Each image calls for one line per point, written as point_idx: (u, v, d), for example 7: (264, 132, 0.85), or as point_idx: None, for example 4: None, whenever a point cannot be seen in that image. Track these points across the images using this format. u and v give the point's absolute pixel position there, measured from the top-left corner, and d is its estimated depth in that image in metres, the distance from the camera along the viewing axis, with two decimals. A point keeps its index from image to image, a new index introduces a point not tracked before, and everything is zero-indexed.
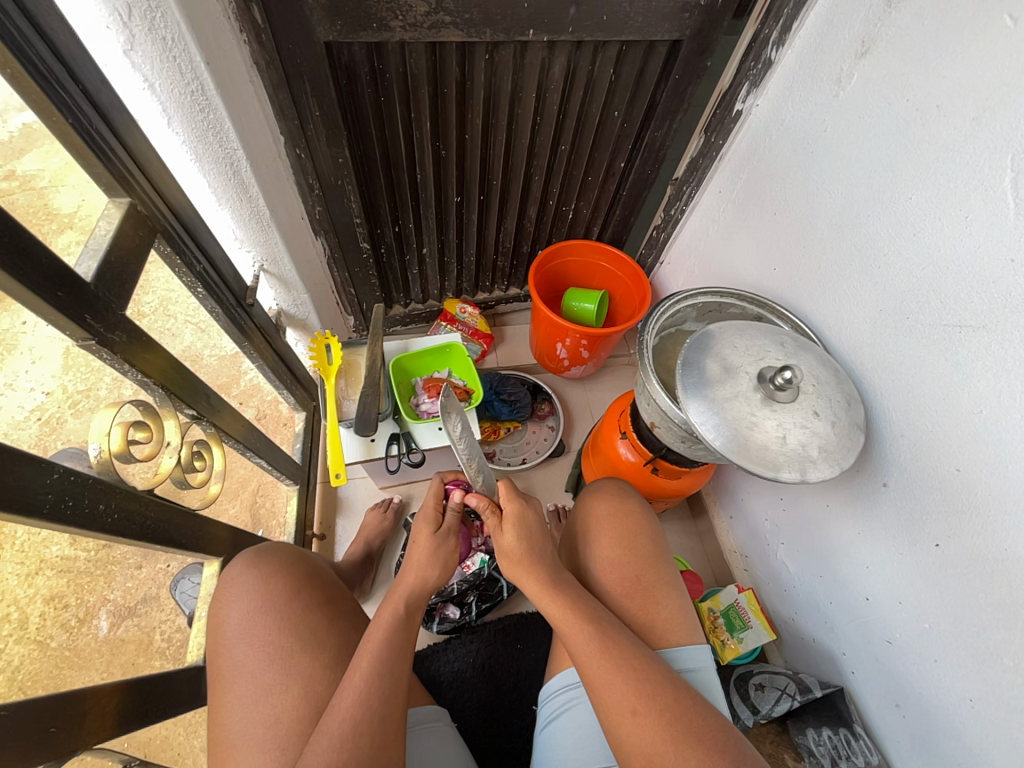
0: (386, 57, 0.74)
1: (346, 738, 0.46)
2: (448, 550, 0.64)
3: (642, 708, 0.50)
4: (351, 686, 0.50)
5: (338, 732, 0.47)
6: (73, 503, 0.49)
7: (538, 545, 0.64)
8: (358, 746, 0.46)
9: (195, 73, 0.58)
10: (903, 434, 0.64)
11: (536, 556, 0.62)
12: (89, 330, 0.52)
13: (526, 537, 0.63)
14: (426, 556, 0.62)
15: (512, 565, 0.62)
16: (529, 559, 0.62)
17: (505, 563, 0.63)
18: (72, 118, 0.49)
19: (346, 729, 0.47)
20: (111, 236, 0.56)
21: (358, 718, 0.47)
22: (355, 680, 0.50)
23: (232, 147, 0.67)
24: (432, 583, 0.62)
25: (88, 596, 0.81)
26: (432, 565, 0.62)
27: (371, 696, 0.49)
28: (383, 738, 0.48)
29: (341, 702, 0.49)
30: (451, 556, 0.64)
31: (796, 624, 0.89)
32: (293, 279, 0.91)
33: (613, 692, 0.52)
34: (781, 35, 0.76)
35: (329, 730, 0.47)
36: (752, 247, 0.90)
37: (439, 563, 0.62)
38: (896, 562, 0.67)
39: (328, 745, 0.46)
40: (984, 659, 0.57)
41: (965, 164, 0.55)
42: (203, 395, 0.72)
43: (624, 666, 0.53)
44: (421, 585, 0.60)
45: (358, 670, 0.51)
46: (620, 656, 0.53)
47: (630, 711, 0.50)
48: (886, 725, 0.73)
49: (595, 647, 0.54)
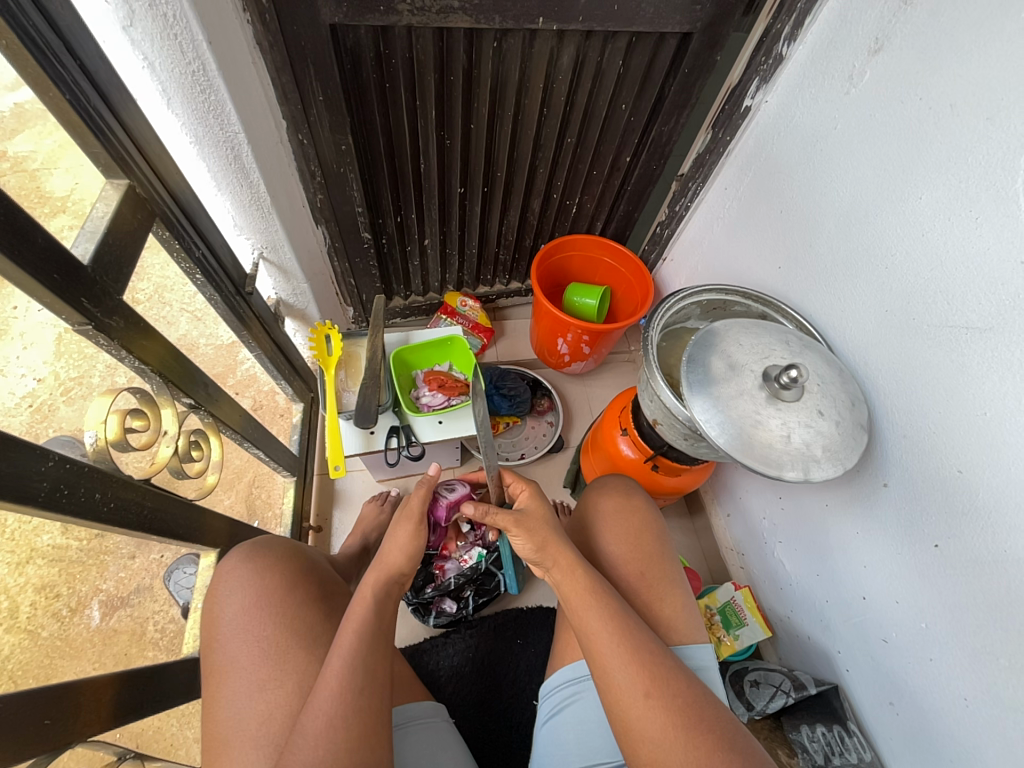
0: (392, 41, 0.72)
1: (320, 737, 0.46)
2: (416, 531, 0.63)
3: (655, 691, 0.50)
4: (323, 684, 0.49)
5: (310, 730, 0.46)
6: (69, 491, 0.48)
7: (554, 530, 0.63)
8: (334, 745, 0.46)
9: (197, 51, 0.56)
10: (904, 434, 0.64)
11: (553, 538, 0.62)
12: (86, 314, 0.51)
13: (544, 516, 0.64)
14: (398, 543, 0.62)
15: (536, 548, 0.61)
16: (548, 539, 0.61)
17: (529, 548, 0.62)
18: (69, 95, 0.48)
19: (318, 727, 0.46)
20: (108, 219, 0.55)
21: (332, 715, 0.47)
22: (328, 678, 0.49)
23: (233, 130, 0.65)
24: (395, 565, 0.60)
25: (81, 586, 0.76)
26: (401, 549, 0.61)
27: (345, 695, 0.48)
28: (364, 735, 0.47)
29: (314, 701, 0.48)
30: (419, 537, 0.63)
31: (791, 620, 0.89)
32: (292, 267, 0.90)
33: (625, 673, 0.51)
34: (793, 30, 0.75)
35: (306, 730, 0.46)
36: (757, 245, 0.89)
37: (405, 548, 0.61)
38: (894, 562, 0.67)
39: (303, 744, 0.45)
40: (979, 659, 0.58)
41: (977, 163, 0.55)
42: (200, 384, 0.70)
43: (639, 649, 0.53)
44: (384, 570, 0.60)
45: (331, 668, 0.50)
46: (635, 639, 0.53)
47: (643, 692, 0.50)
48: (879, 721, 0.73)
49: (613, 629, 0.54)
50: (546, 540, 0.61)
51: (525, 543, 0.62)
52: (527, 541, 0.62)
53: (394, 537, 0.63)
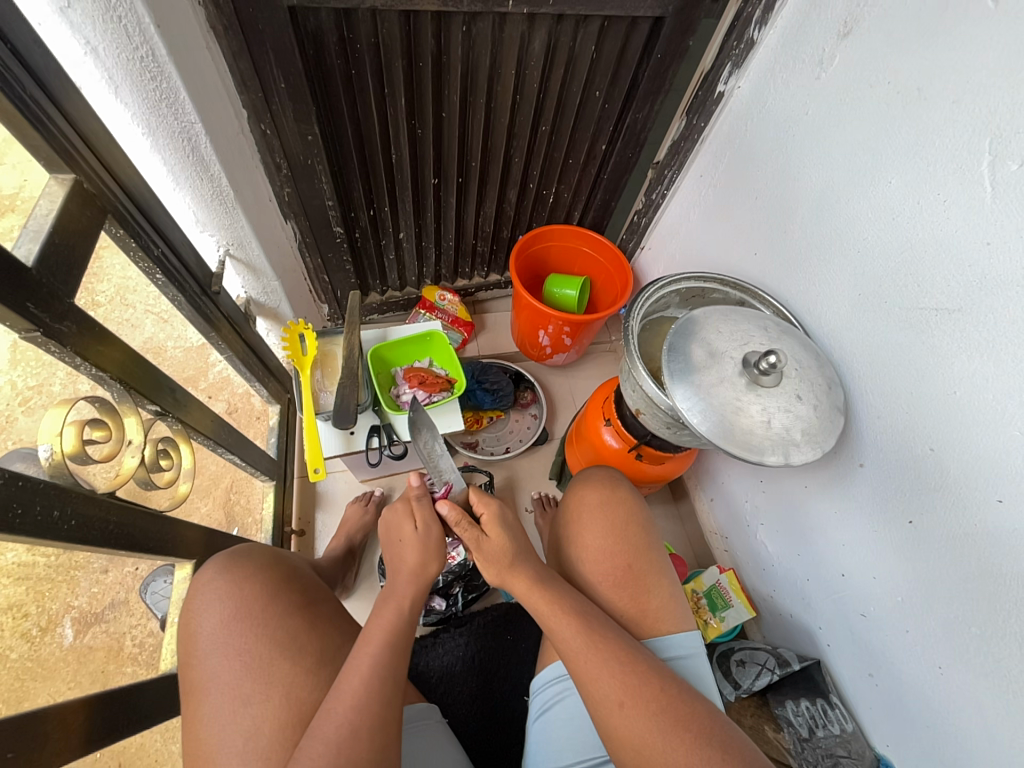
0: (356, 25, 0.70)
1: (344, 743, 0.45)
2: (430, 539, 0.62)
3: (629, 700, 0.51)
4: (347, 689, 0.48)
5: (332, 735, 0.46)
6: (23, 510, 0.45)
7: (515, 554, 0.62)
8: (356, 752, 0.45)
9: (144, 36, 0.52)
10: (878, 416, 0.65)
11: (512, 561, 0.61)
12: (33, 321, 0.48)
13: (506, 543, 0.62)
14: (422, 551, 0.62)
15: (499, 576, 0.61)
16: (507, 563, 0.61)
17: (491, 576, 0.62)
18: (2, 83, 0.44)
19: (342, 733, 0.46)
20: (54, 217, 0.51)
21: (356, 721, 0.46)
22: (353, 681, 0.49)
23: (189, 120, 0.62)
24: (427, 572, 0.61)
25: (51, 604, 0.73)
26: (425, 559, 0.61)
27: (369, 702, 0.48)
28: (382, 745, 0.47)
29: (335, 705, 0.47)
30: (438, 543, 0.63)
31: (774, 600, 0.92)
32: (261, 264, 0.86)
33: (599, 685, 0.52)
34: (763, 14, 0.75)
35: (325, 735, 0.45)
36: (732, 232, 0.90)
37: (429, 554, 0.61)
38: (871, 539, 0.69)
39: (322, 748, 0.45)
40: (951, 629, 0.60)
41: (944, 147, 0.55)
42: (167, 390, 0.67)
43: (610, 659, 0.53)
44: (417, 576, 0.60)
45: (355, 673, 0.50)
46: (605, 650, 0.54)
47: (618, 703, 0.51)
48: (859, 694, 0.76)
49: (583, 640, 0.54)
50: (504, 571, 0.61)
51: (488, 572, 0.62)
52: (487, 566, 0.62)
53: (411, 545, 0.61)
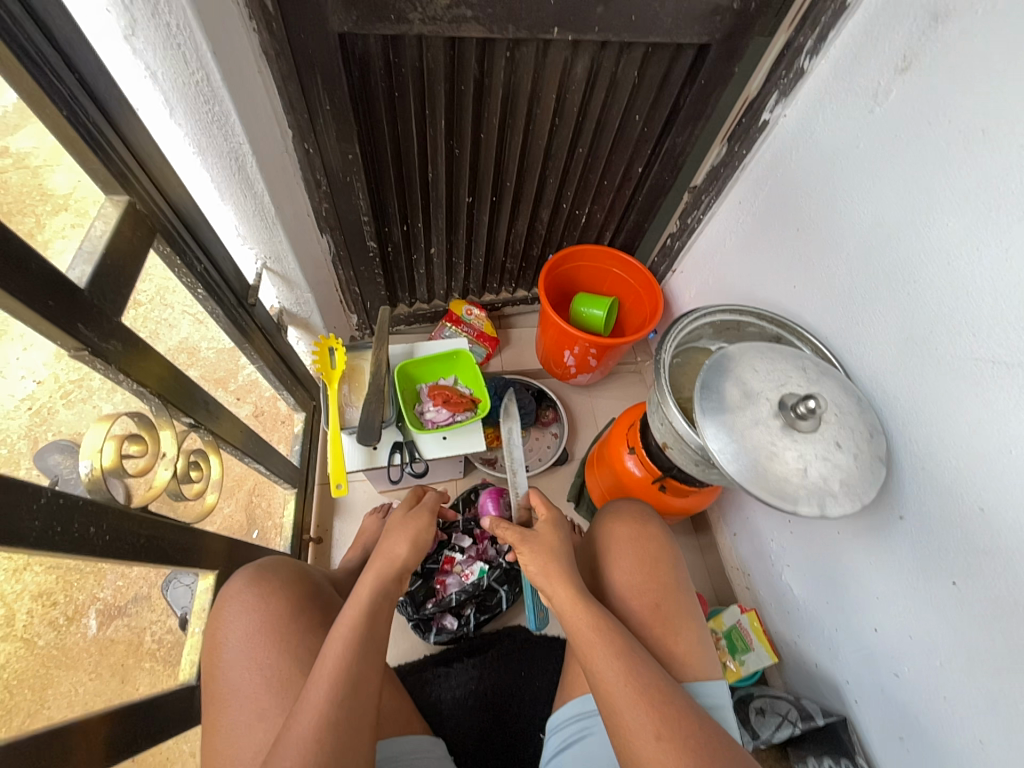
0: (403, 50, 0.70)
1: (311, 735, 0.44)
2: (415, 521, 0.67)
3: (666, 733, 0.49)
4: (316, 677, 0.48)
5: (304, 727, 0.45)
6: (62, 529, 0.46)
7: (558, 557, 0.63)
8: (325, 743, 0.44)
9: (201, 62, 0.54)
10: (922, 468, 0.62)
11: (559, 567, 0.62)
12: (82, 339, 0.49)
13: (549, 549, 0.64)
14: (400, 532, 0.65)
15: (542, 572, 0.62)
16: (554, 565, 0.62)
17: (533, 573, 0.63)
18: (66, 110, 0.46)
19: (312, 725, 0.45)
20: (106, 237, 0.52)
21: (325, 710, 0.46)
22: (323, 669, 0.48)
23: (237, 141, 0.63)
24: (402, 553, 0.62)
25: (78, 594, 0.63)
26: (405, 539, 0.64)
27: (338, 692, 0.47)
28: (354, 735, 0.46)
29: (308, 697, 0.47)
30: (425, 528, 0.67)
31: (798, 645, 0.88)
32: (296, 277, 0.88)
33: (632, 715, 0.50)
34: (817, 44, 0.73)
35: (295, 728, 0.45)
36: (770, 262, 0.87)
37: (410, 536, 0.64)
38: (909, 596, 0.66)
39: (294, 741, 0.44)
40: (993, 700, 0.57)
41: (1010, 194, 0.52)
42: (200, 403, 0.69)
43: (649, 688, 0.51)
44: (390, 555, 0.61)
45: (325, 660, 0.49)
46: (643, 678, 0.52)
47: (655, 736, 0.49)
48: (889, 757, 0.72)
49: (621, 666, 0.53)
50: (549, 565, 0.62)
51: (532, 566, 0.63)
52: (531, 561, 0.64)
53: (397, 530, 0.65)
